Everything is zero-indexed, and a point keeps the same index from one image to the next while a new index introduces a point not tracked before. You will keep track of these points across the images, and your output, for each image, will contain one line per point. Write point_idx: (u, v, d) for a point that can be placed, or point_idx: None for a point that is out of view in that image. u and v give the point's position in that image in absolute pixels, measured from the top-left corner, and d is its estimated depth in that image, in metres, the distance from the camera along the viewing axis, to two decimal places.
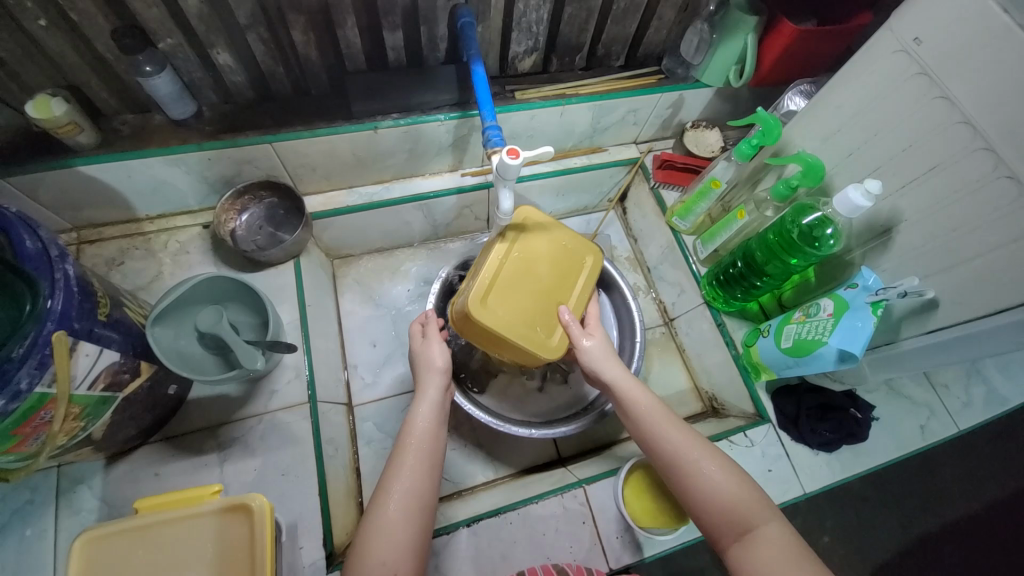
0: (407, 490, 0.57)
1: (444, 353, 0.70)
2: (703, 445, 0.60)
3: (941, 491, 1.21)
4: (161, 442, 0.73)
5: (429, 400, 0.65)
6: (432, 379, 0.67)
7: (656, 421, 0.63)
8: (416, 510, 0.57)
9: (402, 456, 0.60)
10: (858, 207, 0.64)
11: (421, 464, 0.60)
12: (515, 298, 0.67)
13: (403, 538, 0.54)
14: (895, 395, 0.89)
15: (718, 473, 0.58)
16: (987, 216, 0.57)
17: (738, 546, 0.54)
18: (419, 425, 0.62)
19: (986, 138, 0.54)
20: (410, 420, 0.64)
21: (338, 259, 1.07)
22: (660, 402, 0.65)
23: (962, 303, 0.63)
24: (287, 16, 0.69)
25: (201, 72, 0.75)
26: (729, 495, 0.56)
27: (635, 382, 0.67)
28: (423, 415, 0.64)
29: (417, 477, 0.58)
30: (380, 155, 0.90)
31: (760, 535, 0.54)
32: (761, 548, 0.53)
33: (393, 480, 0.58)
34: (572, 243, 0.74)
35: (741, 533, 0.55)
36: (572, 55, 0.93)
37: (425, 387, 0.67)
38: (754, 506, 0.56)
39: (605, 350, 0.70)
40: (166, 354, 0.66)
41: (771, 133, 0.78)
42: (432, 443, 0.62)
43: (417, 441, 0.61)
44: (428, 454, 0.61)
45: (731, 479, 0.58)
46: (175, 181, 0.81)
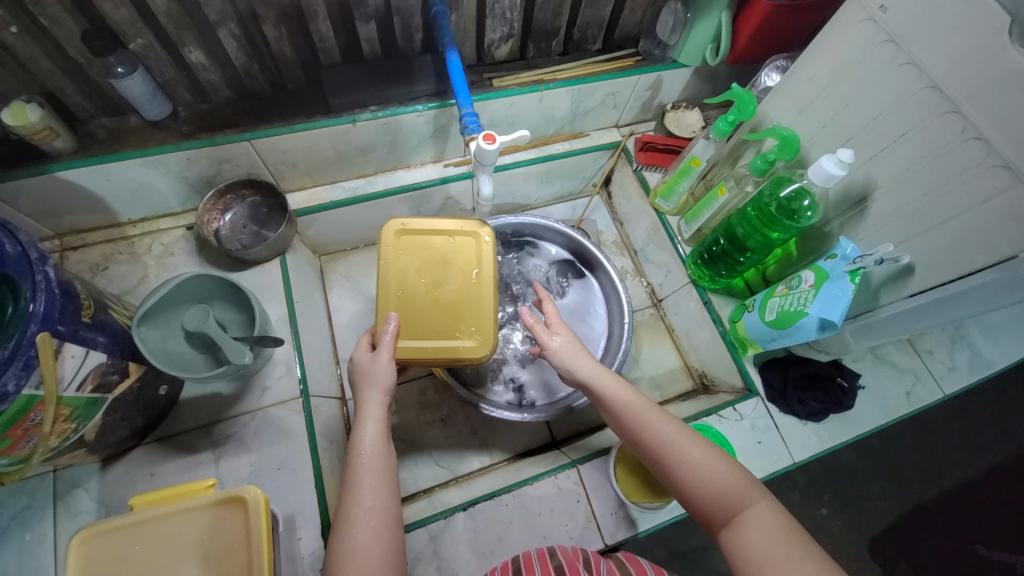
0: (371, 509, 0.55)
1: (390, 367, 0.63)
2: (685, 433, 0.61)
3: (932, 456, 1.23)
4: (156, 443, 0.73)
5: (376, 415, 0.61)
6: (375, 395, 0.61)
7: (637, 414, 0.63)
8: (384, 529, 0.54)
9: (355, 476, 0.56)
10: (832, 176, 0.64)
11: (379, 481, 0.57)
12: (419, 319, 0.66)
13: (377, 559, 0.52)
14: (880, 362, 0.91)
15: (703, 458, 0.58)
16: (956, 179, 0.58)
17: (729, 529, 0.55)
18: (368, 443, 0.59)
19: (953, 101, 0.55)
20: (356, 440, 0.59)
21: (325, 255, 1.07)
22: (638, 393, 0.65)
23: (936, 268, 0.64)
24: (257, 11, 0.69)
25: (174, 72, 0.74)
26: (715, 481, 0.57)
27: (611, 376, 0.67)
28: (370, 437, 0.59)
29: (376, 492, 0.56)
30: (362, 149, 0.90)
31: (751, 514, 0.54)
32: (752, 527, 0.53)
33: (354, 506, 0.55)
34: (455, 230, 0.70)
35: (731, 515, 0.55)
36: (548, 40, 0.93)
37: (367, 404, 0.61)
38: (741, 487, 0.56)
39: (575, 348, 0.70)
40: (154, 355, 0.67)
41: (746, 109, 0.78)
42: (384, 459, 0.58)
43: (367, 459, 0.57)
44: (384, 470, 0.58)
45: (716, 462, 0.58)
46: (155, 183, 0.81)
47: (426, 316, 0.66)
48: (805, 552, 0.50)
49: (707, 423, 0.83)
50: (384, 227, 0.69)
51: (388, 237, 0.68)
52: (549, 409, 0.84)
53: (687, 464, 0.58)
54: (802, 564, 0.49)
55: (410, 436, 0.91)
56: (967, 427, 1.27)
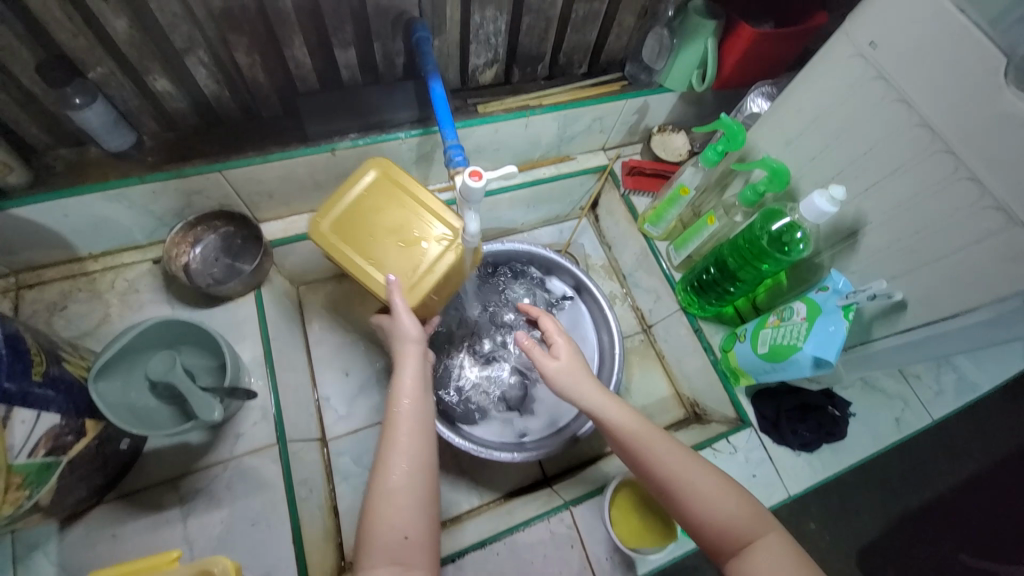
0: (406, 455, 0.58)
1: (414, 319, 0.64)
2: (696, 462, 0.59)
3: (919, 471, 1.24)
4: (118, 500, 0.68)
5: (413, 370, 0.64)
6: (411, 348, 0.65)
7: (646, 443, 0.59)
8: (418, 475, 0.57)
9: (392, 429, 0.59)
10: (824, 212, 0.63)
11: (415, 429, 0.60)
12: (400, 263, 0.65)
13: (410, 502, 0.55)
14: (870, 389, 0.90)
15: (714, 490, 0.56)
16: (949, 219, 0.57)
17: (737, 560, 0.54)
18: (405, 395, 0.61)
19: (945, 141, 0.55)
20: (395, 389, 0.62)
21: (303, 285, 1.02)
22: (648, 422, 0.62)
23: (929, 305, 0.63)
24: (228, 37, 0.65)
25: (138, 100, 0.70)
26: (724, 514, 0.55)
27: (617, 403, 0.63)
28: (408, 387, 0.62)
29: (414, 444, 0.59)
30: (341, 177, 0.86)
31: (760, 545, 0.53)
32: (762, 559, 0.52)
33: (391, 451, 0.58)
34: (363, 183, 0.68)
35: (740, 546, 0.54)
36: (533, 65, 0.91)
37: (404, 357, 0.64)
38: (751, 517, 0.55)
39: (574, 368, 0.66)
40: (113, 409, 0.61)
41: (735, 139, 0.77)
42: (421, 412, 0.61)
43: (406, 409, 0.60)
44: (421, 420, 0.61)
45: (727, 492, 0.56)
46: (118, 217, 0.76)
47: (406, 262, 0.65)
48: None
49: None
50: (314, 236, 0.65)
51: (321, 236, 0.65)
52: (553, 443, 0.83)
53: (700, 497, 0.56)
54: None
55: None
56: (953, 441, 1.28)
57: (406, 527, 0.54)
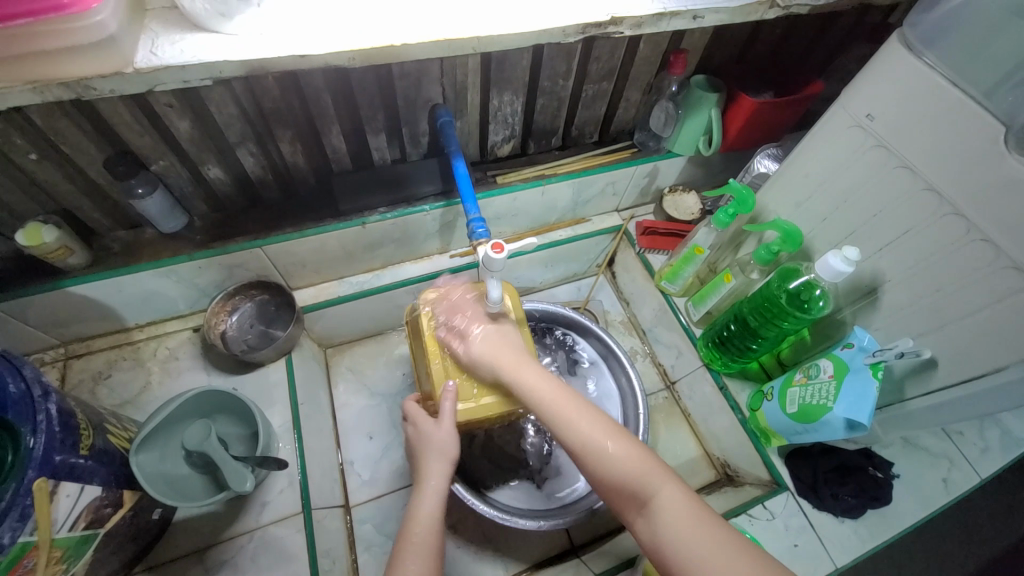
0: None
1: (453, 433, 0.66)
2: (592, 421, 0.59)
3: (978, 535, 1.14)
4: (145, 573, 0.68)
5: (434, 489, 0.63)
6: (433, 462, 0.65)
7: (545, 403, 0.61)
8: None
9: (401, 550, 0.59)
10: (840, 272, 0.65)
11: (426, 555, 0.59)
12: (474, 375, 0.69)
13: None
14: (910, 447, 0.86)
15: (610, 444, 0.57)
16: (967, 278, 0.58)
17: (643, 518, 0.53)
18: (422, 518, 0.61)
19: (954, 205, 0.57)
20: (413, 512, 0.62)
21: (330, 347, 1.06)
22: (558, 385, 0.63)
23: (960, 363, 0.62)
24: (275, 130, 0.73)
25: (191, 186, 0.77)
26: (616, 468, 0.56)
27: (528, 367, 0.65)
28: (424, 509, 0.62)
29: (422, 571, 0.57)
30: (369, 246, 0.92)
31: (660, 499, 0.53)
32: (655, 511, 0.53)
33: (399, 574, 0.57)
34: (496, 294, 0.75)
35: (643, 503, 0.54)
36: (548, 138, 0.97)
37: (429, 476, 0.64)
38: (651, 471, 0.55)
39: (490, 340, 0.68)
40: (150, 480, 0.63)
41: (745, 202, 0.80)
42: (431, 535, 0.60)
43: (419, 532, 0.60)
44: (430, 544, 0.59)
45: (624, 446, 0.57)
46: (164, 290, 0.82)
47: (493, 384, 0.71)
48: (709, 529, 0.50)
49: (738, 525, 0.77)
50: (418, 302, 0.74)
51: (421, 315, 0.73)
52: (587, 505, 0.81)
53: (601, 456, 0.57)
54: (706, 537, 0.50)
55: None
56: (1014, 501, 1.18)
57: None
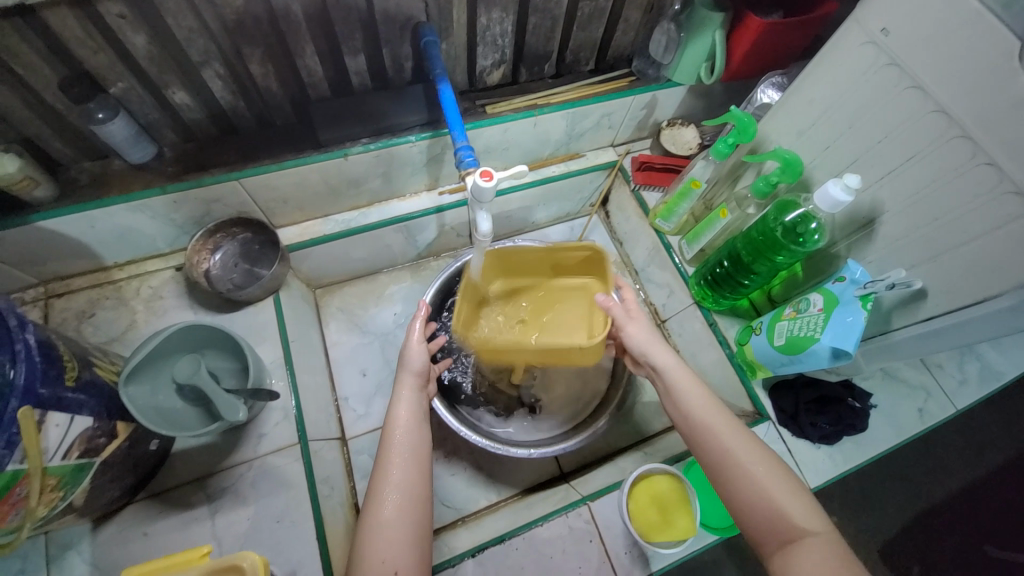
0: (402, 483, 0.58)
1: (422, 352, 0.70)
2: (753, 449, 0.58)
3: (943, 462, 1.21)
4: (148, 499, 0.70)
5: (407, 400, 0.65)
6: (407, 385, 0.67)
7: (699, 413, 0.62)
8: (410, 507, 0.57)
9: (387, 457, 0.60)
10: (838, 202, 0.63)
11: (410, 465, 0.60)
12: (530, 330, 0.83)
13: (405, 513, 0.56)
14: (890, 380, 0.89)
15: (767, 476, 0.56)
16: (968, 205, 0.56)
17: (782, 554, 0.52)
18: (399, 422, 0.63)
19: (962, 126, 0.54)
20: (392, 418, 0.64)
21: (320, 288, 1.04)
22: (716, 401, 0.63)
23: (951, 292, 0.62)
24: (242, 49, 0.67)
25: (157, 113, 0.72)
26: (778, 500, 0.54)
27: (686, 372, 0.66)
28: (400, 423, 0.63)
29: (407, 471, 0.59)
30: (353, 182, 0.88)
31: (807, 544, 0.51)
32: (809, 557, 0.50)
33: (383, 483, 0.58)
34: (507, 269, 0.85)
35: (787, 540, 0.52)
36: (541, 64, 0.91)
37: (401, 390, 0.67)
38: (804, 515, 0.53)
39: (650, 334, 0.70)
40: (143, 412, 0.64)
41: (746, 131, 0.76)
42: (414, 439, 0.62)
43: (398, 438, 0.61)
44: (417, 456, 0.61)
45: (779, 483, 0.55)
46: (141, 227, 0.78)
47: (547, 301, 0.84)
48: None
49: None
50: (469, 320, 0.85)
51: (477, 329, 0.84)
52: (580, 435, 0.84)
53: (746, 480, 0.56)
54: None
55: None
56: (981, 434, 1.25)
57: (404, 543, 0.54)
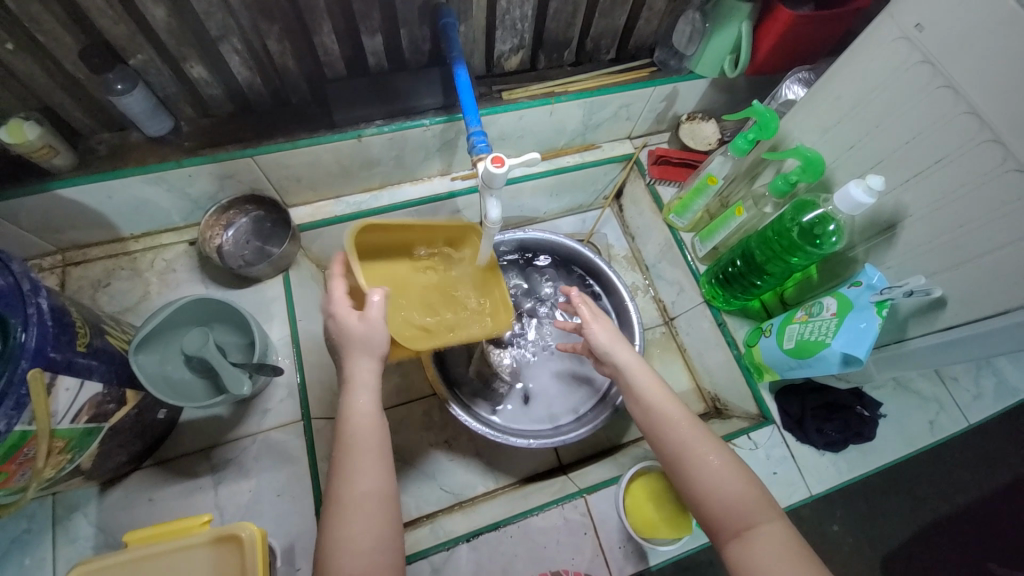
0: (371, 477, 0.56)
1: (383, 335, 0.60)
2: (709, 442, 0.59)
3: (952, 477, 1.19)
4: (155, 466, 0.72)
5: (367, 390, 0.60)
6: (363, 373, 0.60)
7: (660, 407, 0.61)
8: (379, 512, 0.55)
9: (352, 457, 0.57)
10: (859, 204, 0.61)
11: (373, 467, 0.57)
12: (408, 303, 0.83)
13: (377, 509, 0.55)
14: (902, 390, 0.86)
15: (722, 467, 0.57)
16: (997, 213, 0.54)
17: (736, 543, 0.53)
18: (359, 418, 0.58)
19: (995, 130, 0.52)
20: (348, 410, 0.59)
21: (330, 269, 1.05)
22: (673, 396, 0.62)
23: (971, 303, 0.60)
24: (260, 24, 0.67)
25: (175, 86, 0.73)
26: (733, 492, 0.55)
27: (644, 367, 0.64)
28: (360, 419, 0.58)
29: (372, 472, 0.56)
30: (365, 163, 0.87)
31: (759, 531, 0.53)
32: (760, 547, 0.52)
33: (346, 494, 0.55)
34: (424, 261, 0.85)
35: (741, 529, 0.53)
36: (560, 51, 0.89)
37: (357, 376, 0.60)
38: (758, 505, 0.54)
39: (612, 332, 0.67)
40: (150, 381, 0.65)
41: (768, 127, 0.74)
42: (378, 435, 0.59)
43: (360, 436, 0.58)
44: (378, 448, 0.58)
45: (737, 473, 0.56)
46: (156, 200, 0.80)
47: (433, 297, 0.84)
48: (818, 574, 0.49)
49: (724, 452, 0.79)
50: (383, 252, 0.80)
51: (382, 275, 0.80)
52: (581, 426, 0.84)
53: (705, 470, 0.57)
54: None
55: (413, 458, 0.89)
56: (994, 451, 1.22)
57: (379, 539, 0.54)
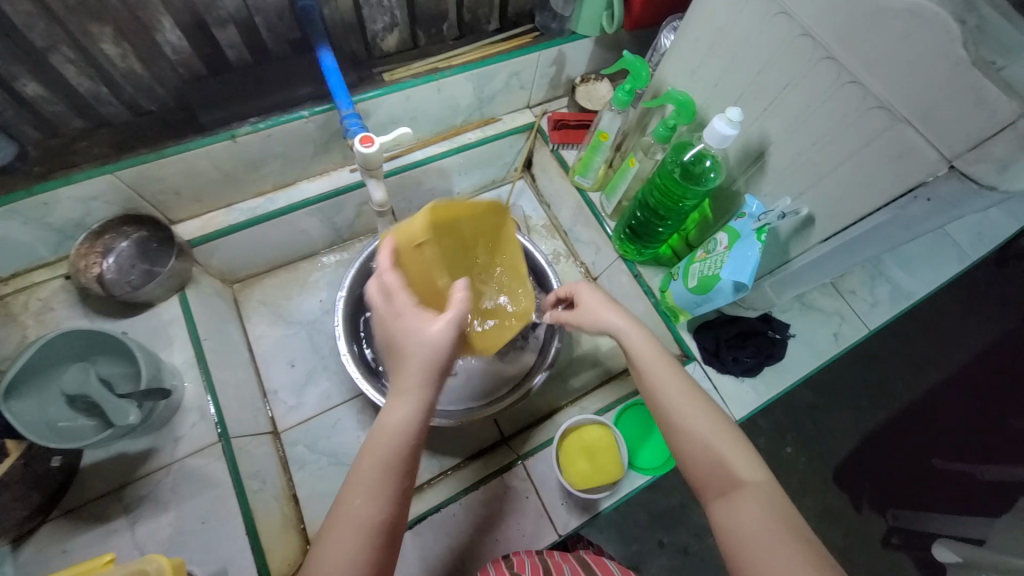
0: (373, 517, 0.46)
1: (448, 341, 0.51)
2: (705, 405, 0.57)
3: (876, 381, 1.29)
4: (63, 518, 0.67)
5: (408, 401, 0.50)
6: (408, 382, 0.50)
7: (653, 371, 0.60)
8: (384, 539, 0.47)
9: (372, 471, 0.47)
10: (725, 137, 0.63)
11: (388, 489, 0.48)
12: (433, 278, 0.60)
13: (363, 543, 0.45)
14: (806, 309, 0.92)
15: (714, 431, 0.55)
16: (838, 126, 0.57)
17: (720, 503, 0.52)
18: (393, 432, 0.49)
19: (826, 48, 0.54)
20: (381, 421, 0.50)
21: (237, 282, 0.99)
22: (671, 362, 0.61)
23: (833, 216, 0.63)
24: (90, 27, 0.61)
25: (9, 108, 0.66)
26: (717, 452, 0.53)
27: (642, 331, 0.64)
28: (390, 435, 0.49)
29: (382, 498, 0.47)
30: (249, 165, 0.83)
31: (744, 493, 0.50)
32: (746, 507, 0.50)
33: (347, 509, 0.47)
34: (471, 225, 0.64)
35: (726, 489, 0.52)
36: (437, 25, 0.87)
37: (403, 380, 0.50)
38: (746, 467, 0.52)
39: (601, 301, 0.68)
40: (30, 428, 0.60)
41: (640, 77, 0.76)
42: (408, 455, 0.49)
43: (387, 450, 0.48)
44: (404, 467, 0.48)
45: (726, 436, 0.54)
46: (16, 235, 0.72)
47: (462, 264, 0.67)
48: (802, 539, 0.47)
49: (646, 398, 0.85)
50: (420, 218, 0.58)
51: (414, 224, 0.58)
52: (513, 395, 0.84)
53: (693, 436, 0.55)
54: (792, 544, 0.46)
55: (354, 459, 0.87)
56: (908, 351, 1.33)
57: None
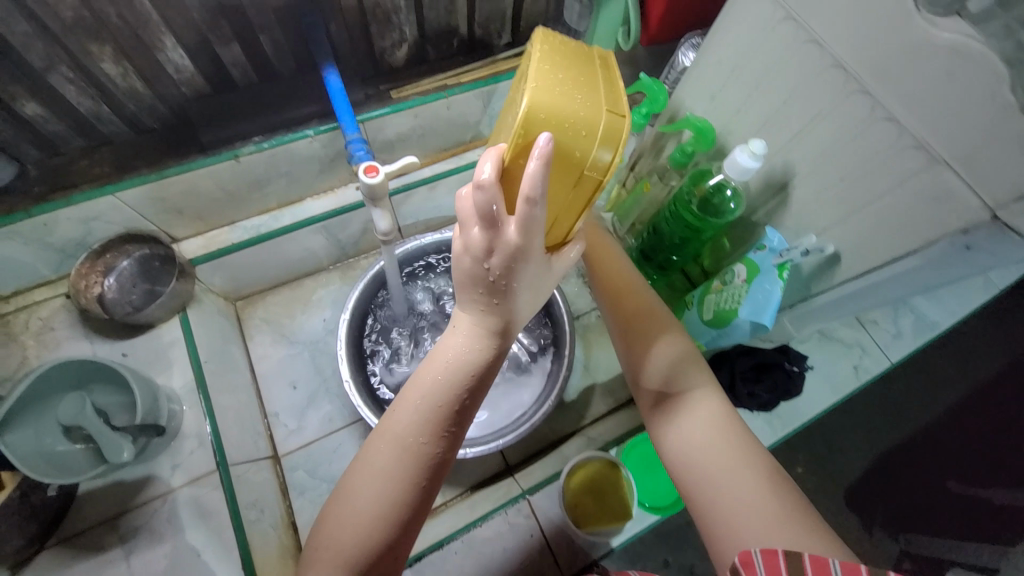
0: (415, 439, 0.45)
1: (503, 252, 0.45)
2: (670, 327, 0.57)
3: (896, 407, 1.24)
4: (59, 546, 0.65)
5: (465, 331, 0.49)
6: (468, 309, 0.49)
7: (621, 293, 0.62)
8: (418, 468, 0.46)
9: (412, 388, 0.48)
10: (747, 169, 0.60)
11: (435, 420, 0.46)
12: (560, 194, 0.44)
13: (393, 462, 0.45)
14: (826, 339, 0.88)
15: (671, 345, 0.55)
16: (871, 163, 0.54)
17: (667, 417, 0.52)
18: (443, 358, 0.48)
19: (860, 81, 0.51)
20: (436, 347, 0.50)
21: (240, 300, 0.98)
22: (643, 289, 0.62)
23: (860, 256, 0.60)
24: (90, 47, 0.59)
25: (8, 128, 0.64)
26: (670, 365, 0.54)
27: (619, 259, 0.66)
28: (443, 364, 0.48)
29: (430, 430, 0.46)
30: (254, 184, 0.81)
31: (695, 407, 0.51)
32: (693, 422, 0.50)
33: (389, 425, 0.46)
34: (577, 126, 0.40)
35: (675, 404, 0.52)
36: (447, 40, 0.84)
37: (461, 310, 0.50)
38: (697, 385, 0.52)
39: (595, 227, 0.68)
40: (27, 461, 0.58)
41: (657, 100, 0.74)
42: (462, 395, 0.47)
43: (439, 375, 0.47)
44: (458, 401, 0.47)
45: (681, 354, 0.55)
46: (16, 255, 0.71)
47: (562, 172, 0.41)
48: (750, 464, 0.46)
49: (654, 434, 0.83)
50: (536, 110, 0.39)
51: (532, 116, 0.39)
52: (518, 428, 0.80)
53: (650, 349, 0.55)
54: (744, 471, 0.46)
55: None
56: (931, 376, 1.28)
57: (384, 502, 0.44)
